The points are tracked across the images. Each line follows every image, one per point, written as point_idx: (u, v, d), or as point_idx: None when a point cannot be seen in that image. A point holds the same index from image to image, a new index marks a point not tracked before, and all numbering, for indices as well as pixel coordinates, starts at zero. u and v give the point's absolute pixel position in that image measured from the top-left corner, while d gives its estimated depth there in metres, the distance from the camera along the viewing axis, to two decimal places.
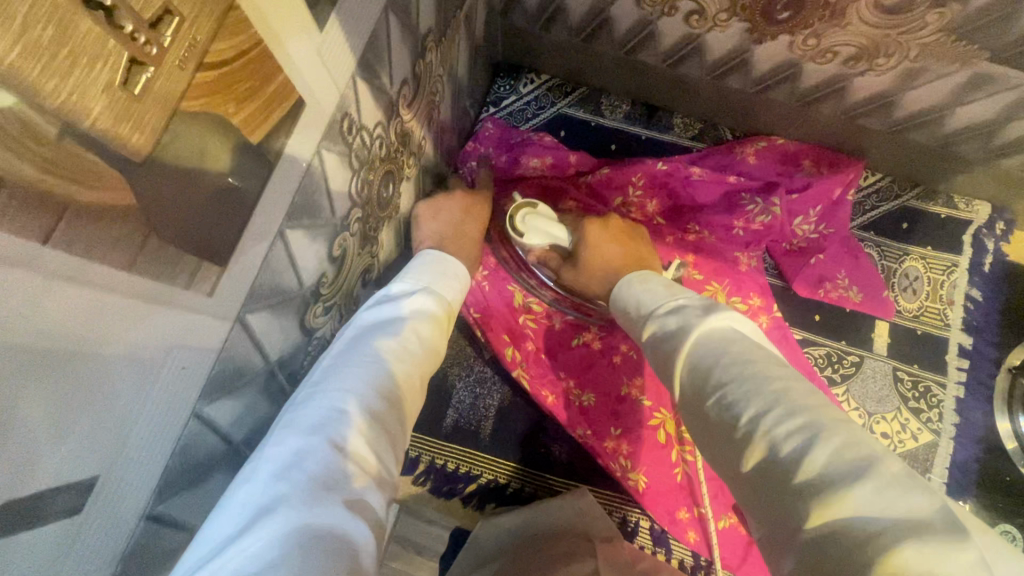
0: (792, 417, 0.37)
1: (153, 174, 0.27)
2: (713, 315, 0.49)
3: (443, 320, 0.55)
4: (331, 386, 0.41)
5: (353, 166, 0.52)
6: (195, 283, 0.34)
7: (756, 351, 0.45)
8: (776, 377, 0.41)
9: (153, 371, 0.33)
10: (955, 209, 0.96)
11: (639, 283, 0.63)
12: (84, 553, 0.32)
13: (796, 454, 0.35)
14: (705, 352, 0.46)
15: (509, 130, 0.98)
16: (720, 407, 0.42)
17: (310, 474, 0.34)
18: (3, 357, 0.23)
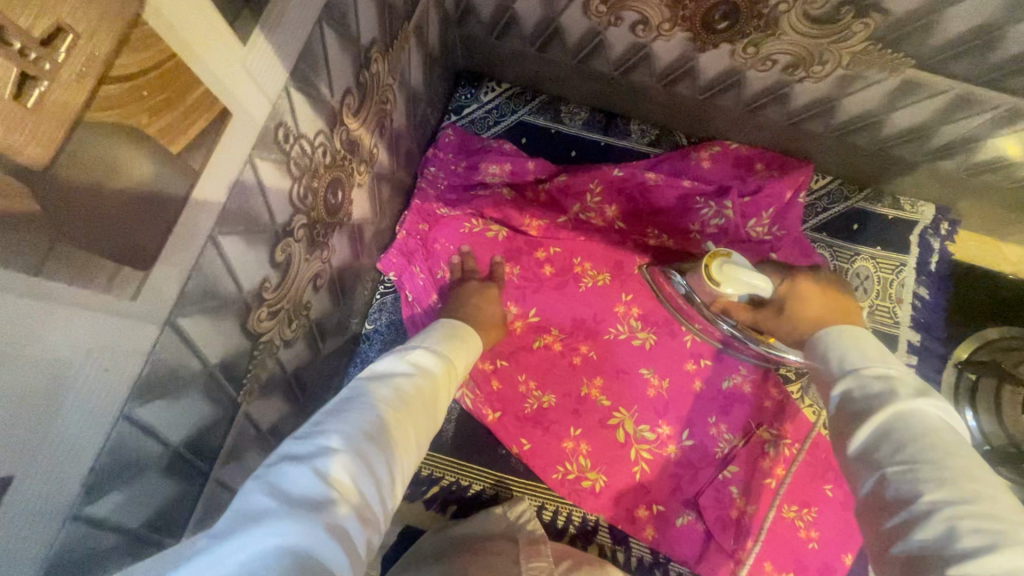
0: (986, 520, 0.35)
1: (60, 179, 0.29)
2: (924, 397, 0.45)
3: (439, 377, 0.60)
4: (333, 422, 0.46)
5: (292, 174, 0.54)
6: (116, 287, 0.35)
7: (954, 440, 0.42)
8: (981, 482, 0.38)
9: (76, 373, 0.35)
10: (901, 210, 0.99)
11: (849, 337, 0.55)
12: (6, 550, 0.34)
13: (979, 551, 0.34)
14: (908, 427, 0.43)
15: (470, 138, 1.01)
16: (900, 481, 0.41)
17: (297, 497, 0.39)
18: None
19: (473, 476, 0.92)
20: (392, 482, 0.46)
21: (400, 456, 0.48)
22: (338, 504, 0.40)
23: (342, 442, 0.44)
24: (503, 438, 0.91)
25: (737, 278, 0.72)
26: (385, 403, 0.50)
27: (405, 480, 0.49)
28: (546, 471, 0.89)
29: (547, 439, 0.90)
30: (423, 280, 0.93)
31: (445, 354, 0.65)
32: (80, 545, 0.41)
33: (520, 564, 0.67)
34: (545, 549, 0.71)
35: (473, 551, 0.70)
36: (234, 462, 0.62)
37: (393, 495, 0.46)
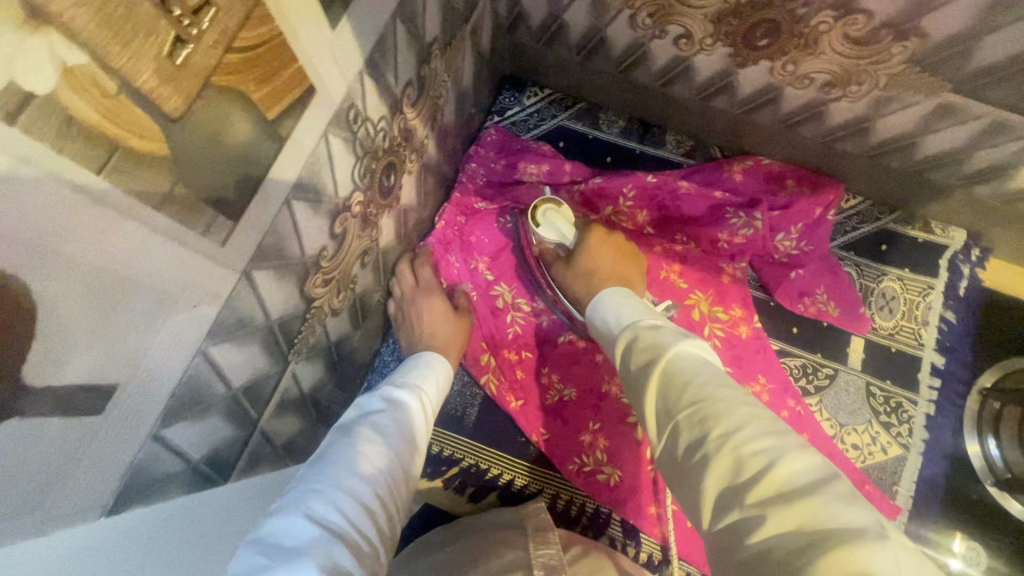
0: (758, 439, 0.47)
1: (184, 131, 0.34)
2: (683, 338, 0.61)
3: (412, 413, 0.68)
4: (317, 481, 0.53)
5: (356, 153, 0.59)
6: (211, 232, 0.40)
7: (719, 376, 0.56)
8: (744, 404, 0.51)
9: (171, 304, 0.39)
10: (932, 234, 1.00)
11: (623, 298, 0.74)
12: (99, 454, 0.39)
13: (755, 470, 0.45)
14: (679, 369, 0.57)
15: (511, 138, 1.06)
16: (690, 422, 0.52)
17: (292, 547, 0.45)
18: (58, 262, 0.29)
19: (490, 459, 0.94)
20: (378, 511, 0.54)
21: (379, 486, 0.56)
22: (330, 544, 0.46)
23: (325, 491, 0.51)
24: (522, 427, 0.94)
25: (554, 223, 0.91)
26: (362, 443, 0.59)
27: (394, 508, 0.57)
28: (563, 461, 0.92)
29: (566, 430, 0.94)
30: (458, 267, 0.99)
31: (417, 390, 0.73)
32: (150, 465, 0.45)
33: (528, 552, 0.67)
34: (552, 537, 0.72)
35: (483, 542, 0.72)
36: (277, 418, 0.67)
37: (383, 519, 0.54)
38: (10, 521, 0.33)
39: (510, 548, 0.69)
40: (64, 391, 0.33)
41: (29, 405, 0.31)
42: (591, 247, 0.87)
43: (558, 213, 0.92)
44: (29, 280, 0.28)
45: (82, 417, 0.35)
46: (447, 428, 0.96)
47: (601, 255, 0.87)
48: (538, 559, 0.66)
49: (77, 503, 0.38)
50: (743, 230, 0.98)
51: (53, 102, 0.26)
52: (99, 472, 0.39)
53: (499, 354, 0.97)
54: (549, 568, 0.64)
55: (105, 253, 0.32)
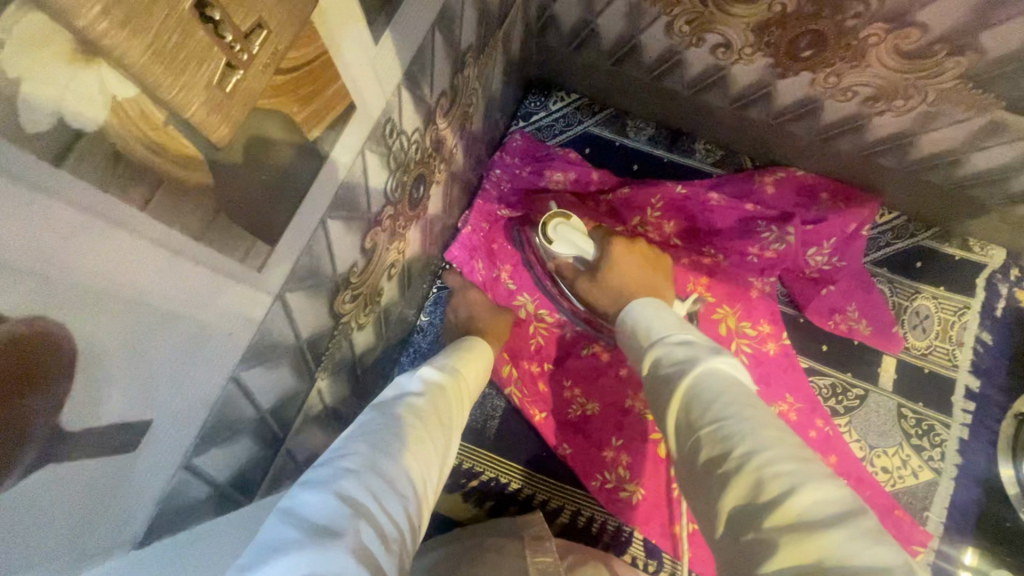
0: (781, 463, 0.42)
1: (228, 157, 0.32)
2: (718, 354, 0.56)
3: (449, 390, 0.63)
4: (352, 447, 0.48)
5: (390, 167, 0.57)
6: (250, 259, 0.39)
7: (748, 393, 0.51)
8: (770, 426, 0.47)
9: (208, 332, 0.38)
10: (969, 252, 0.97)
11: (652, 308, 0.70)
12: (135, 488, 0.37)
13: (778, 497, 0.40)
14: (710, 385, 0.52)
15: (536, 144, 1.04)
16: (713, 438, 0.48)
17: (319, 522, 0.40)
18: (100, 303, 0.28)
19: (510, 472, 0.93)
20: (414, 495, 0.48)
21: (419, 458, 0.51)
22: (359, 522, 0.41)
23: (359, 464, 0.46)
24: (546, 437, 0.93)
25: (567, 238, 0.85)
26: (399, 421, 0.53)
27: (429, 496, 0.51)
28: (586, 477, 0.90)
29: (588, 445, 0.92)
30: (484, 274, 0.97)
31: (455, 370, 0.68)
32: (182, 492, 0.44)
33: (526, 558, 0.67)
34: (549, 546, 0.71)
35: (476, 549, 0.71)
36: (302, 434, 0.66)
37: (417, 505, 0.48)
38: (52, 562, 0.32)
39: (507, 554, 0.68)
40: (99, 431, 0.32)
41: (66, 450, 0.29)
42: (615, 255, 0.82)
43: (570, 225, 0.85)
44: (74, 324, 0.27)
45: (118, 453, 0.34)
46: (467, 440, 0.95)
47: (631, 270, 0.81)
48: (535, 565, 0.65)
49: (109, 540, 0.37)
50: (773, 245, 0.95)
51: (101, 139, 0.24)
52: (132, 507, 0.38)
53: (521, 365, 0.96)
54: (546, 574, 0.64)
55: (148, 288, 0.30)
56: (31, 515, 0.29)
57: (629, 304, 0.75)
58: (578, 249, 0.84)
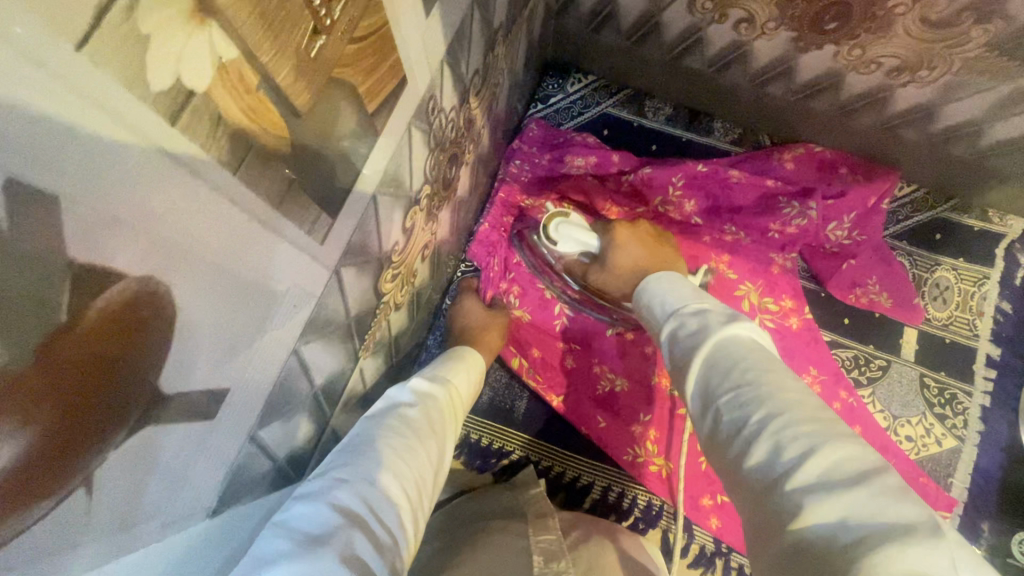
0: (799, 426, 0.42)
1: (305, 127, 0.33)
2: (736, 323, 0.55)
3: (442, 398, 0.65)
4: (343, 461, 0.51)
5: (430, 145, 0.57)
6: (315, 229, 0.39)
7: (769, 360, 0.50)
8: (790, 390, 0.46)
9: (277, 303, 0.38)
10: (989, 222, 0.98)
11: (668, 281, 0.70)
12: (209, 460, 0.38)
13: (797, 458, 0.40)
14: (725, 353, 0.52)
15: (552, 131, 1.05)
16: (731, 406, 0.47)
17: (310, 534, 0.43)
18: (196, 267, 0.28)
19: (540, 450, 0.94)
20: (406, 505, 0.50)
21: (410, 467, 0.53)
22: (348, 532, 0.43)
23: (348, 478, 0.48)
24: (572, 418, 0.95)
25: (569, 235, 0.87)
26: (390, 433, 0.55)
27: (424, 504, 0.53)
28: (615, 452, 0.92)
29: (615, 422, 0.93)
30: (496, 269, 0.98)
31: (449, 377, 0.71)
32: (247, 472, 0.45)
33: (529, 538, 0.66)
34: (553, 523, 0.71)
35: (476, 530, 0.69)
36: (346, 412, 0.67)
37: (410, 514, 0.50)
38: (140, 526, 0.33)
39: (509, 533, 0.68)
40: (187, 397, 0.32)
41: (161, 412, 0.30)
42: (619, 243, 0.82)
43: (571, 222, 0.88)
44: (174, 287, 0.27)
45: (197, 432, 0.35)
46: (497, 420, 0.96)
47: (634, 248, 0.82)
48: (539, 545, 0.65)
49: (188, 521, 0.38)
50: (795, 220, 0.96)
51: (207, 102, 0.25)
52: (206, 488, 0.39)
53: (547, 347, 0.97)
54: (550, 554, 0.63)
55: (233, 255, 0.31)
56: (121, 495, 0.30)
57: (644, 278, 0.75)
58: (583, 245, 0.87)
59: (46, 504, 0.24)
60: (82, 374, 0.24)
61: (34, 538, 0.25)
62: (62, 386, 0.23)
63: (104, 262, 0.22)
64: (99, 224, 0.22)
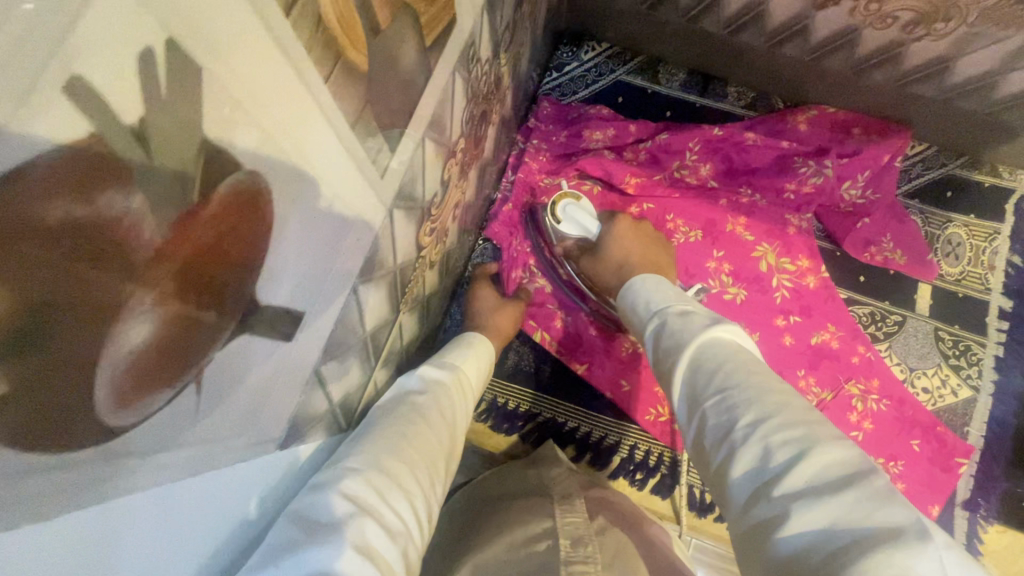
0: (787, 429, 0.43)
1: (379, 47, 0.34)
2: (718, 324, 0.58)
3: (452, 387, 0.67)
4: (356, 448, 0.50)
5: (468, 96, 0.58)
6: (377, 161, 0.40)
7: (751, 363, 0.52)
8: (773, 391, 0.48)
9: (344, 232, 0.39)
10: (998, 178, 1.00)
11: (652, 283, 0.73)
12: (283, 388, 0.39)
13: (784, 464, 0.41)
14: (708, 356, 0.54)
15: (565, 109, 1.07)
16: (720, 409, 0.49)
17: (326, 521, 0.41)
18: (288, 172, 0.29)
19: (568, 412, 0.95)
20: (420, 492, 0.50)
21: (421, 456, 0.53)
22: (366, 522, 0.43)
23: (362, 464, 0.48)
24: (595, 386, 0.96)
25: (574, 218, 0.92)
26: (402, 421, 0.55)
27: (437, 489, 0.53)
28: (639, 412, 0.94)
29: (636, 386, 0.95)
30: (518, 248, 0.99)
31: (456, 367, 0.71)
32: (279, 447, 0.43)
33: (555, 519, 0.64)
34: (579, 505, 0.69)
35: (502, 513, 0.68)
36: (386, 367, 0.68)
37: (423, 502, 0.50)
38: (230, 441, 0.34)
39: (534, 517, 0.65)
40: (274, 311, 0.33)
41: (254, 320, 0.31)
42: (616, 235, 0.88)
43: (578, 205, 0.92)
44: (271, 190, 0.28)
45: (231, 389, 0.32)
46: (522, 383, 0.97)
47: (630, 241, 0.87)
48: (566, 527, 0.62)
49: (223, 494, 0.36)
50: (812, 179, 0.97)
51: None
52: (243, 451, 0.37)
53: (569, 315, 0.98)
54: (576, 537, 0.61)
55: (317, 169, 0.32)
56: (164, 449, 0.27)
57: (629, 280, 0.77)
58: (584, 228, 0.92)
59: (169, 392, 0.26)
60: (197, 267, 0.25)
61: (97, 468, 0.23)
62: (181, 274, 0.24)
63: (223, 144, 0.23)
64: (217, 102, 0.22)
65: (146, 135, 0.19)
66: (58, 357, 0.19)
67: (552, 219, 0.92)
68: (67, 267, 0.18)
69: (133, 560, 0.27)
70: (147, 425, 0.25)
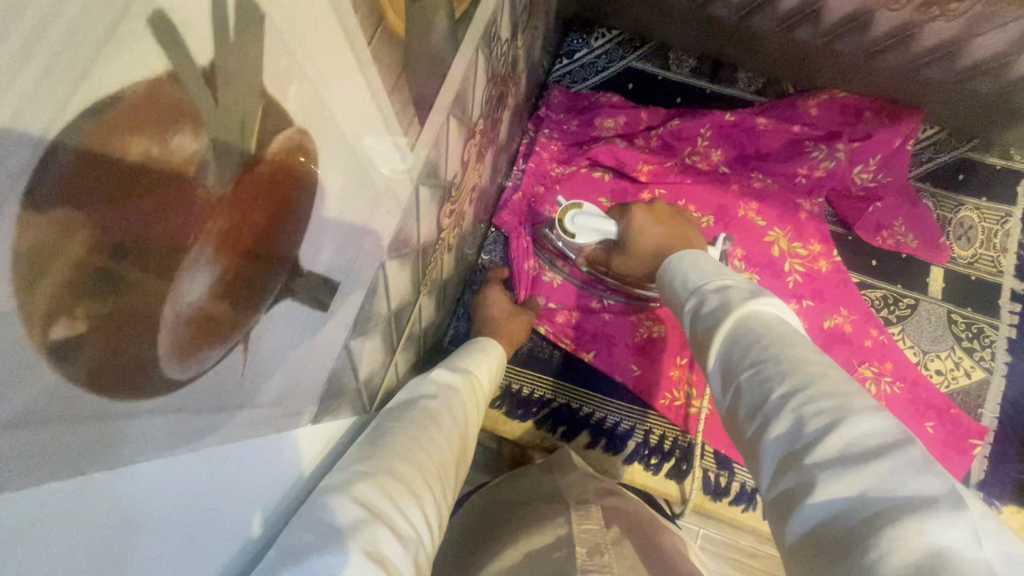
0: (821, 399, 0.39)
1: (415, 15, 0.34)
2: (764, 299, 0.51)
3: (464, 390, 0.63)
4: (365, 452, 0.46)
5: (489, 75, 0.59)
6: (408, 133, 0.40)
7: (796, 336, 0.47)
8: (815, 362, 0.43)
9: (377, 203, 0.39)
10: (1010, 160, 1.00)
11: (690, 261, 0.66)
12: (316, 358, 0.39)
13: (819, 431, 0.38)
14: (750, 330, 0.48)
15: (576, 96, 1.07)
16: (752, 382, 0.44)
17: (334, 526, 0.38)
18: (334, 136, 0.29)
19: (582, 398, 0.96)
20: (431, 498, 0.46)
21: (434, 460, 0.49)
22: (376, 529, 0.39)
23: (373, 468, 0.44)
24: (608, 371, 0.96)
25: (586, 226, 0.87)
26: (412, 425, 0.51)
27: (447, 495, 0.49)
28: (653, 396, 0.94)
29: (647, 372, 0.95)
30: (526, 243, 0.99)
31: (468, 368, 0.68)
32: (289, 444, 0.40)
33: (571, 526, 0.63)
34: (595, 513, 0.67)
35: (517, 531, 0.67)
36: (405, 349, 0.68)
37: (436, 511, 0.46)
38: (268, 413, 0.34)
39: (550, 527, 0.65)
40: (314, 279, 0.33)
41: (298, 284, 0.31)
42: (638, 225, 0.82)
43: (586, 213, 0.88)
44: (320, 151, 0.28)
45: (240, 376, 0.29)
46: (535, 369, 0.97)
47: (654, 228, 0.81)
48: (580, 535, 0.61)
49: (239, 491, 0.33)
50: (824, 163, 0.98)
51: None
52: (279, 421, 0.36)
53: (581, 304, 0.99)
54: (592, 545, 0.59)
55: (360, 136, 0.32)
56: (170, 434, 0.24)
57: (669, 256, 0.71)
58: (601, 231, 0.86)
59: (218, 351, 0.25)
60: (242, 219, 0.24)
61: (141, 425, 0.22)
62: (228, 223, 0.23)
63: (279, 98, 0.23)
64: (262, 50, 0.21)
65: (213, 78, 0.19)
66: (129, 302, 0.19)
67: (565, 234, 0.89)
68: (135, 211, 0.18)
69: (150, 559, 0.25)
70: (200, 381, 0.25)
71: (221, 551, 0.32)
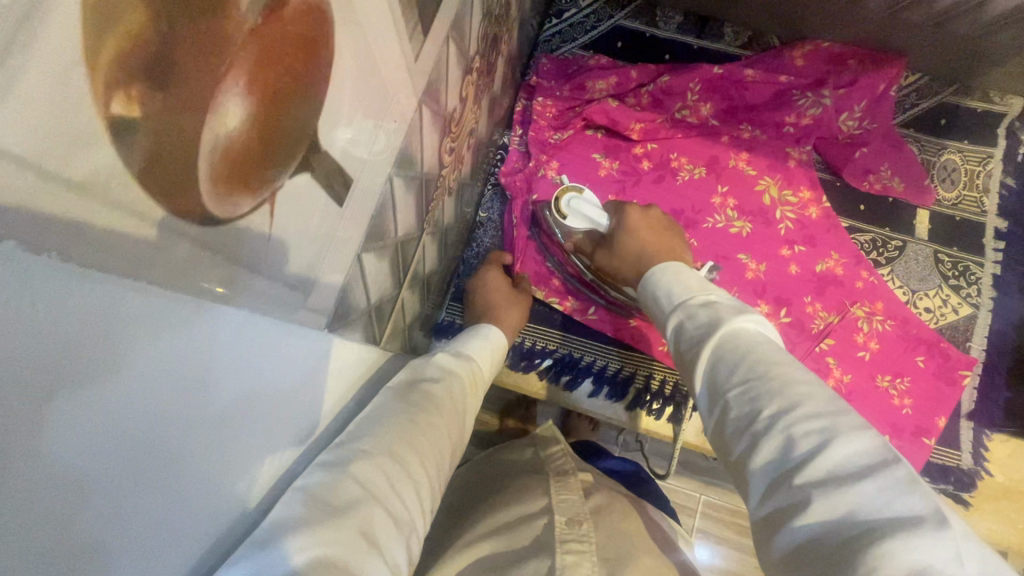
0: (812, 420, 0.40)
1: None
2: (743, 316, 0.53)
3: (467, 379, 0.61)
4: (369, 425, 0.44)
5: (484, 9, 0.60)
6: (413, 37, 0.41)
7: (774, 352, 0.48)
8: (801, 382, 0.44)
9: (387, 106, 0.41)
10: (989, 103, 1.04)
11: (673, 273, 0.64)
12: (332, 260, 0.40)
13: (807, 453, 0.39)
14: (732, 348, 0.49)
15: (564, 63, 1.08)
16: (742, 400, 0.45)
17: (331, 506, 0.37)
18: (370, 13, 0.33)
19: (584, 348, 0.97)
20: (427, 489, 0.45)
21: (435, 453, 0.48)
22: (372, 515, 0.38)
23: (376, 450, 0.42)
24: (604, 326, 0.97)
25: (579, 211, 0.87)
26: (418, 406, 0.49)
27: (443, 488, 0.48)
28: (653, 344, 0.96)
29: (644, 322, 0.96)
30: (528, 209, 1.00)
31: (468, 355, 0.67)
32: (290, 412, 0.38)
33: (550, 496, 0.64)
34: (574, 483, 0.68)
35: (499, 508, 0.65)
36: (409, 290, 0.69)
37: (430, 500, 0.45)
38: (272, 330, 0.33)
39: (529, 496, 0.65)
40: (329, 163, 0.34)
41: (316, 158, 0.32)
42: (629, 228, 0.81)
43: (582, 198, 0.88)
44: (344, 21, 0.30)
45: (254, 252, 0.29)
46: (536, 323, 0.99)
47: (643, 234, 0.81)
48: (561, 504, 0.62)
49: (234, 449, 0.31)
50: (812, 109, 1.00)
51: None
52: (300, 314, 0.37)
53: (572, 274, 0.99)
54: (571, 515, 0.60)
55: (376, 24, 0.34)
56: (112, 411, 0.22)
57: (654, 267, 0.67)
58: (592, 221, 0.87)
59: (247, 203, 0.27)
60: (269, 52, 0.25)
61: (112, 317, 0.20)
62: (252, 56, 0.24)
63: None
64: None
65: None
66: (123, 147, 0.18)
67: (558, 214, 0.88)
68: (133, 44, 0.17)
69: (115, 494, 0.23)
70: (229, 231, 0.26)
71: (205, 515, 0.30)
